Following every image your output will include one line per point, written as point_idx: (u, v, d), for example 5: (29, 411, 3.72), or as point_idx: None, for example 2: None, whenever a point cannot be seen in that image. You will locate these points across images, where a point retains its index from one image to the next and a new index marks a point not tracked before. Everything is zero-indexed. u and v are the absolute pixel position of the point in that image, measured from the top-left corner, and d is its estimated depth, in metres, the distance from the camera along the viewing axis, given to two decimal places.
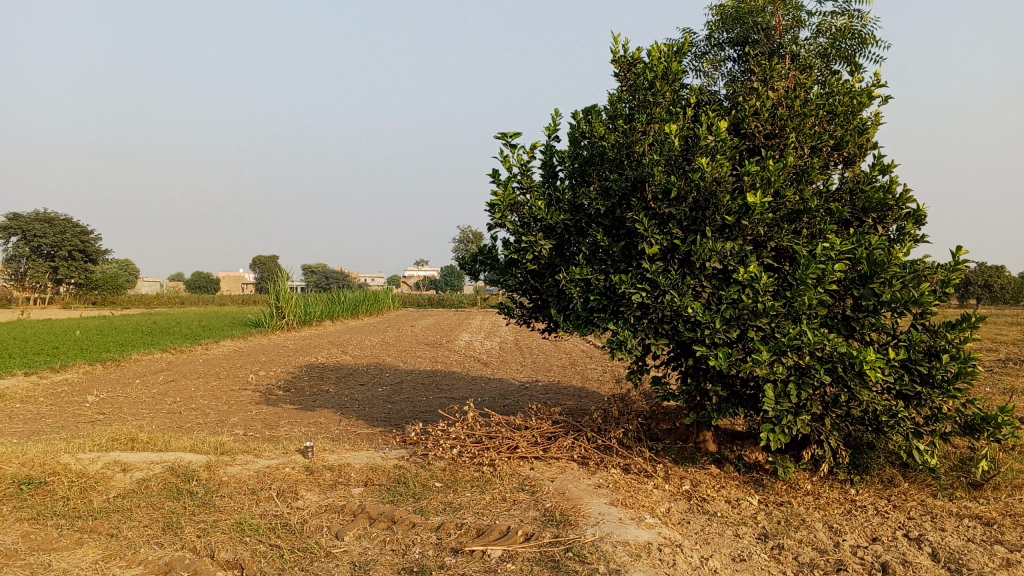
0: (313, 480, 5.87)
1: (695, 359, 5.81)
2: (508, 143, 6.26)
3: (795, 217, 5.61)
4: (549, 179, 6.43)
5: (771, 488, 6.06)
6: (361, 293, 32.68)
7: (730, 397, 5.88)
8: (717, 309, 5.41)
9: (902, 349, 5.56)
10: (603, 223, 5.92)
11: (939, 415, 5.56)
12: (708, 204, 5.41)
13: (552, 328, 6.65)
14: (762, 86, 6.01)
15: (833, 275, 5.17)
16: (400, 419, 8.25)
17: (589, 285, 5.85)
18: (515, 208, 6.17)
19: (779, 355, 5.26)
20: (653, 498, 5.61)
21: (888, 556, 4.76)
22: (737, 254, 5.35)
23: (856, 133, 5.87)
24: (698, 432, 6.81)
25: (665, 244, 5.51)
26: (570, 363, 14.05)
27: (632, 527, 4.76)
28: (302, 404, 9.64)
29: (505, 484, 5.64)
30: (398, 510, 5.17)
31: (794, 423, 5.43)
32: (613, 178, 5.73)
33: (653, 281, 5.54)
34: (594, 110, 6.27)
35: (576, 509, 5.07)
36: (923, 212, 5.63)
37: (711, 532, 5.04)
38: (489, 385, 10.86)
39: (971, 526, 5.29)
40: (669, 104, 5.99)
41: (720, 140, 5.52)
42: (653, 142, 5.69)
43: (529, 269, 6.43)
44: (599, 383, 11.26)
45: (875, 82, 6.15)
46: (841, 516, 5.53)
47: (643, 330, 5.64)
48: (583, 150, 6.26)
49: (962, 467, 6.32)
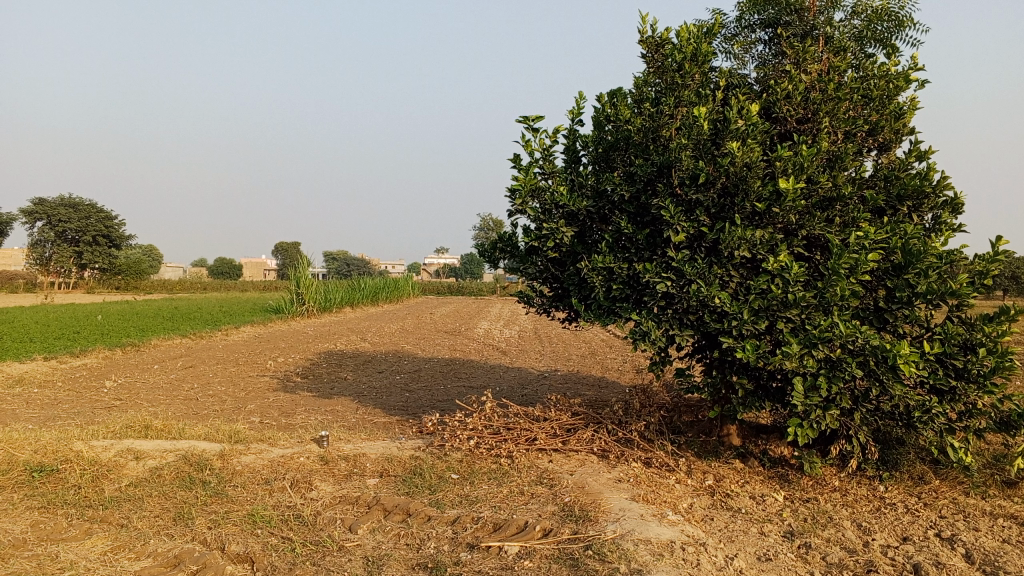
0: (327, 471, 5.77)
1: (721, 351, 5.63)
2: (530, 126, 6.08)
3: (827, 204, 5.42)
4: (572, 165, 6.25)
5: (797, 484, 5.88)
6: (380, 280, 32.65)
7: (756, 391, 5.69)
8: (745, 300, 5.22)
9: (937, 342, 5.35)
10: (627, 210, 5.73)
11: (974, 411, 5.35)
12: (737, 190, 5.22)
13: (572, 318, 6.50)
14: (794, 68, 5.79)
15: (866, 266, 4.99)
16: (418, 409, 8.13)
17: (612, 273, 5.68)
18: (536, 194, 6.01)
19: (810, 348, 5.08)
20: (675, 494, 5.44)
21: (920, 557, 4.57)
22: (767, 243, 5.16)
23: (892, 118, 5.66)
24: (721, 425, 6.64)
25: (691, 231, 5.33)
26: (590, 353, 13.91)
27: (654, 524, 4.60)
28: (320, 391, 9.55)
29: (522, 478, 5.50)
30: (413, 503, 5.04)
31: (822, 418, 5.25)
32: (638, 163, 5.54)
33: (678, 270, 5.36)
34: (619, 93, 6.07)
35: (595, 504, 4.92)
36: (961, 201, 5.42)
37: (735, 530, 4.88)
38: (508, 375, 10.74)
39: (1006, 526, 5.08)
40: (697, 87, 5.78)
41: (750, 124, 5.33)
42: (681, 126, 5.50)
43: (551, 257, 6.26)
44: (620, 374, 11.12)
45: (912, 65, 5.92)
46: (870, 515, 5.34)
47: (667, 321, 5.47)
48: (608, 134, 6.07)
49: (995, 464, 6.11)
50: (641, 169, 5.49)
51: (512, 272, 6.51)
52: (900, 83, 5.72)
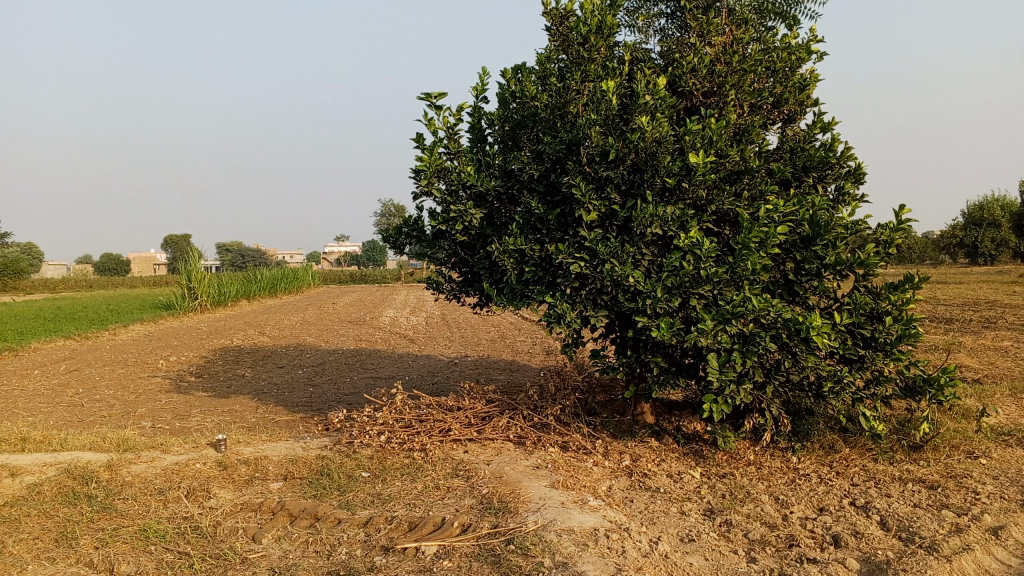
0: (227, 476, 5.39)
1: (635, 330, 5.53)
2: (433, 104, 5.76)
3: (735, 177, 5.37)
4: (478, 144, 6.01)
5: (712, 459, 5.86)
6: (277, 271, 31.61)
7: (671, 368, 5.62)
8: (658, 278, 5.11)
9: (846, 312, 5.38)
10: (536, 189, 5.53)
11: (881, 379, 5.45)
12: (647, 166, 5.13)
13: (483, 302, 6.29)
14: (698, 41, 5.73)
15: (776, 239, 4.97)
16: (323, 404, 7.77)
17: (524, 256, 5.49)
18: (442, 174, 5.73)
19: (723, 323, 5.01)
20: (594, 477, 5.32)
21: (839, 528, 4.57)
22: (678, 219, 5.08)
23: (796, 89, 5.68)
24: (636, 404, 6.56)
25: (603, 210, 5.20)
26: (500, 337, 13.77)
27: (575, 512, 4.44)
28: (217, 390, 9.05)
29: (437, 471, 5.27)
30: (322, 506, 4.75)
31: (737, 393, 5.20)
32: (546, 141, 5.36)
33: (592, 250, 5.21)
34: (524, 68, 5.86)
35: (514, 495, 4.73)
36: (863, 171, 5.48)
37: (656, 511, 4.77)
38: (417, 363, 10.48)
39: (916, 490, 5.17)
40: (603, 60, 5.62)
41: (658, 99, 5.20)
42: (588, 101, 5.34)
43: (460, 240, 6.01)
44: (531, 356, 11.03)
45: (813, 37, 5.94)
46: (786, 487, 5.34)
47: (581, 302, 5.33)
48: (514, 112, 5.87)
49: (901, 429, 6.26)
50: (550, 147, 5.31)
51: (420, 257, 6.21)
52: (802, 54, 5.74)
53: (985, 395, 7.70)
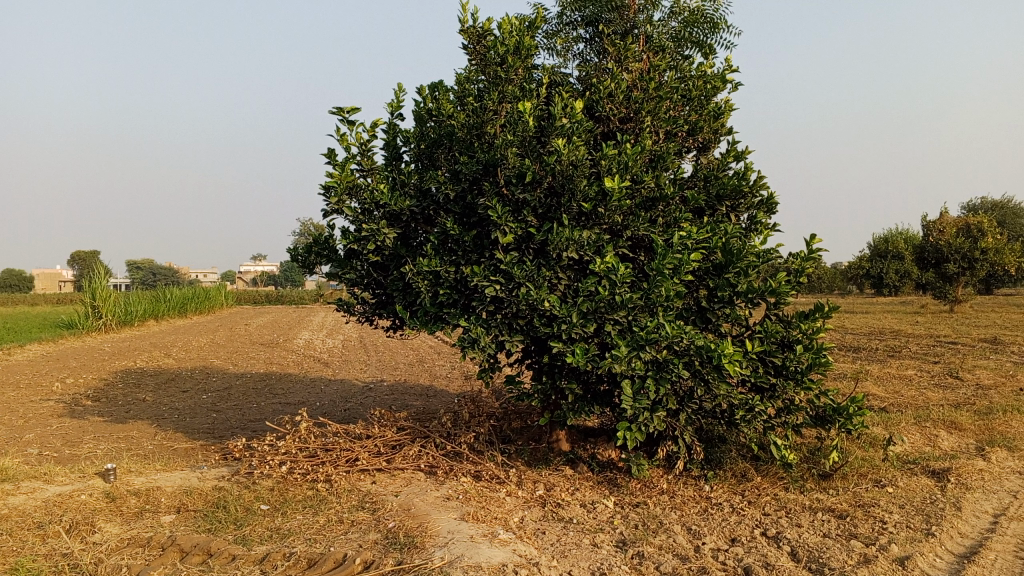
0: (114, 509, 5.02)
1: (551, 356, 5.42)
2: (345, 119, 5.54)
3: (650, 204, 5.35)
4: (393, 162, 5.81)
5: (626, 488, 5.78)
6: (190, 290, 30.58)
7: (586, 395, 5.53)
8: (573, 302, 5.02)
9: (758, 340, 5.39)
10: (452, 210, 5.42)
11: (791, 407, 5.49)
12: (563, 190, 5.05)
13: (397, 325, 6.07)
14: (616, 67, 5.73)
15: (689, 266, 4.95)
16: (227, 430, 7.41)
17: (438, 278, 5.32)
18: (354, 191, 5.47)
19: (638, 350, 4.92)
20: (506, 508, 5.16)
21: (750, 559, 4.52)
22: (594, 244, 5.02)
23: (710, 118, 5.73)
24: (551, 431, 6.43)
25: (519, 232, 5.09)
26: (417, 360, 13.54)
27: (484, 547, 4.27)
28: (113, 415, 8.54)
29: (342, 504, 5.03)
30: (216, 541, 4.45)
31: (650, 420, 5.12)
32: (463, 160, 5.24)
33: (507, 273, 5.08)
34: (441, 87, 5.72)
35: (422, 529, 4.54)
36: (775, 201, 5.53)
37: (568, 543, 4.65)
38: (329, 387, 10.16)
39: (825, 520, 5.19)
40: (522, 81, 5.53)
41: (575, 122, 5.14)
42: (505, 123, 5.26)
43: (373, 261, 5.76)
44: (448, 381, 10.84)
45: (727, 67, 6.01)
46: (699, 516, 5.29)
47: (496, 326, 5.19)
48: (430, 130, 5.71)
49: (810, 458, 6.31)
50: (466, 167, 5.19)
51: (330, 278, 5.92)
52: (717, 83, 5.77)
53: (890, 423, 7.88)
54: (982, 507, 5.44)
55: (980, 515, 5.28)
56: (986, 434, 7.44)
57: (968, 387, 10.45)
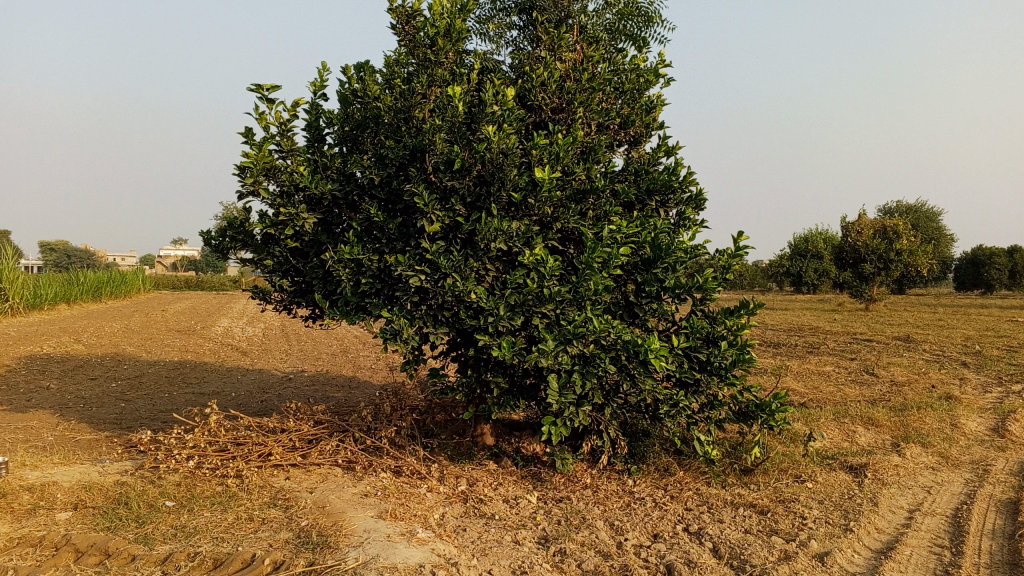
0: (4, 506, 4.68)
1: (476, 349, 5.29)
2: (264, 96, 5.24)
3: (580, 197, 5.26)
4: (314, 144, 5.54)
5: (549, 482, 5.68)
6: (105, 274, 29.44)
7: (511, 389, 5.41)
8: (501, 295, 4.88)
9: (684, 336, 5.36)
10: (377, 196, 5.23)
11: (715, 403, 5.48)
12: (493, 178, 4.92)
13: (316, 315, 5.84)
14: (549, 55, 5.60)
15: (618, 260, 4.85)
16: (134, 421, 7.05)
17: (360, 266, 5.09)
18: (271, 173, 5.18)
19: (565, 344, 4.82)
20: (426, 504, 5.01)
21: (672, 556, 4.46)
22: (523, 235, 4.91)
23: (643, 112, 5.68)
24: (475, 425, 6.29)
25: (446, 221, 4.93)
26: (341, 351, 13.26)
27: (401, 546, 4.10)
28: (11, 404, 8.05)
29: (253, 500, 4.80)
30: (115, 540, 4.18)
31: (575, 415, 5.02)
32: (389, 145, 5.05)
33: (433, 263, 4.91)
34: (367, 67, 5.49)
35: (336, 527, 4.35)
36: (704, 197, 5.50)
37: (489, 540, 4.52)
38: (247, 377, 9.83)
39: (747, 515, 5.19)
40: (452, 65, 5.38)
41: (506, 109, 4.99)
42: (435, 108, 5.08)
43: (292, 247, 5.49)
44: (372, 372, 10.62)
45: (660, 62, 5.96)
46: (621, 512, 5.22)
47: (420, 318, 5.02)
48: (355, 112, 5.46)
49: (733, 453, 6.33)
50: (392, 152, 5.00)
51: (245, 264, 5.61)
52: (650, 77, 5.71)
53: (811, 419, 8.00)
54: (898, 503, 5.52)
55: (897, 511, 5.35)
56: (902, 430, 7.61)
57: (883, 384, 10.73)
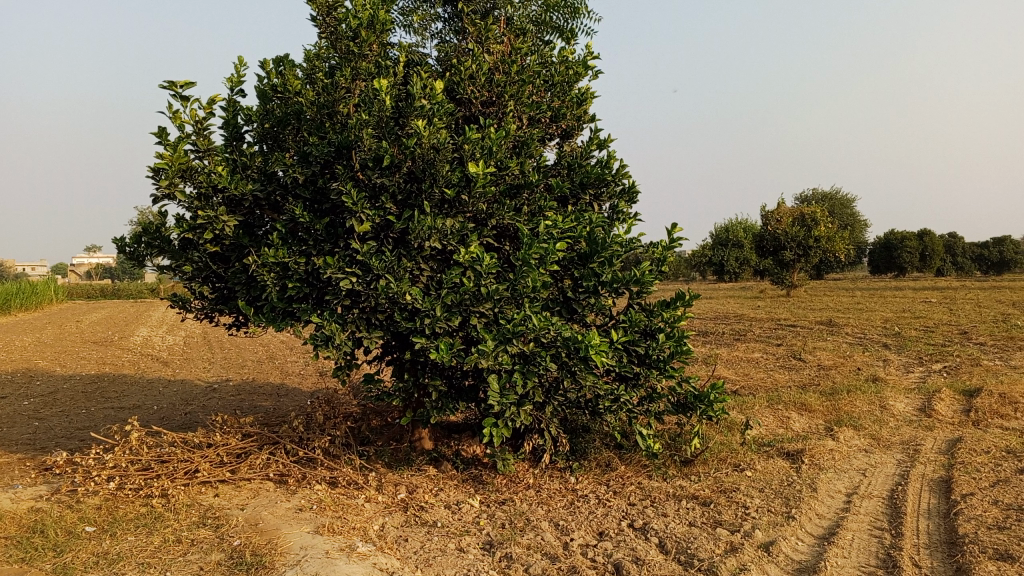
0: None
1: (412, 352, 5.13)
2: (177, 94, 4.96)
3: (514, 191, 5.15)
4: (233, 143, 5.29)
5: (491, 484, 5.57)
6: (15, 285, 28.11)
7: (449, 392, 5.27)
8: (436, 295, 4.73)
9: (622, 330, 5.31)
10: (302, 195, 5.01)
11: (654, 395, 5.45)
12: (424, 174, 4.77)
13: (240, 322, 5.60)
14: (477, 48, 5.48)
15: (556, 255, 4.76)
16: (49, 442, 6.65)
17: (286, 270, 4.86)
18: (188, 174, 4.90)
19: (504, 343, 4.70)
20: (365, 515, 4.84)
21: (619, 554, 4.39)
22: (458, 233, 4.78)
23: (573, 104, 5.61)
24: (412, 430, 6.13)
25: (377, 220, 4.75)
26: (267, 357, 12.85)
27: (341, 562, 3.93)
28: None
29: (181, 521, 4.55)
30: (30, 572, 3.88)
31: (517, 415, 4.90)
32: (313, 142, 4.85)
33: (364, 264, 4.73)
34: (287, 61, 5.27)
35: (271, 546, 4.14)
36: (637, 190, 5.47)
37: (432, 550, 4.38)
38: (170, 389, 9.43)
39: (690, 508, 5.17)
40: (376, 58, 5.21)
41: (436, 103, 4.84)
42: (359, 102, 4.92)
43: (212, 252, 5.23)
44: (302, 378, 10.32)
45: (589, 54, 5.89)
46: (566, 511, 5.14)
47: (352, 322, 4.84)
48: (275, 108, 5.23)
49: (672, 444, 6.32)
50: (316, 149, 4.79)
51: (163, 271, 5.32)
52: (579, 69, 5.64)
53: (745, 407, 8.08)
54: (836, 487, 5.58)
55: (835, 495, 5.41)
56: (833, 414, 7.74)
57: (810, 368, 10.97)
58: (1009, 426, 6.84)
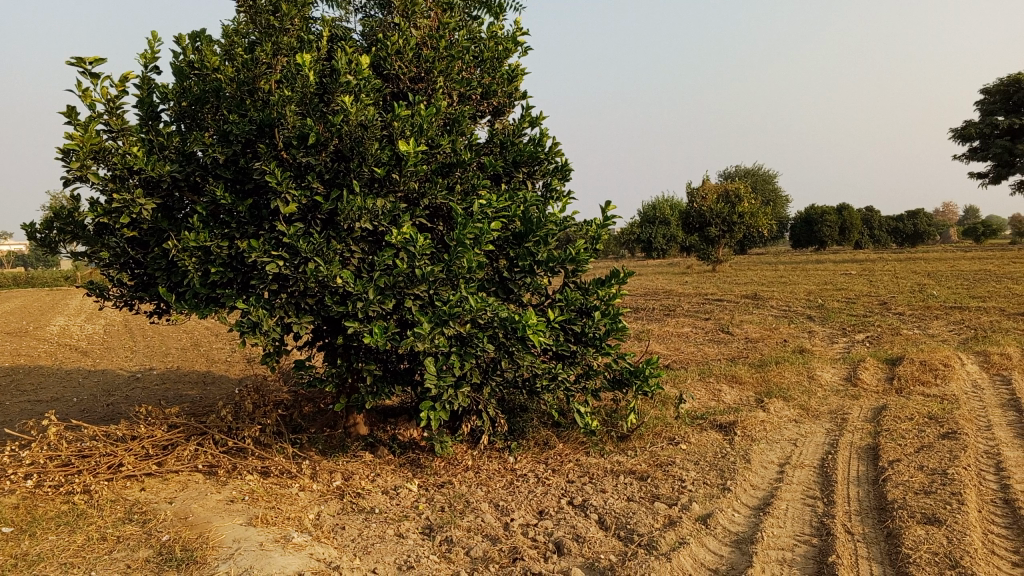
0: None
1: (344, 336, 5.01)
2: (87, 71, 4.68)
3: (447, 170, 5.06)
4: (149, 122, 5.05)
5: (429, 468, 5.50)
6: None
7: (384, 376, 5.17)
8: (369, 278, 4.61)
9: (559, 308, 5.28)
10: (223, 176, 4.82)
11: (590, 372, 5.46)
12: (353, 153, 4.63)
13: (162, 309, 5.39)
14: (403, 22, 5.34)
15: (490, 235, 4.70)
16: None
17: (209, 254, 4.67)
18: (100, 156, 4.64)
19: (440, 325, 4.61)
20: (299, 505, 4.72)
21: (560, 533, 4.38)
22: (389, 213, 4.66)
23: (504, 81, 5.54)
24: (347, 416, 6.01)
25: (304, 201, 4.59)
26: (192, 345, 12.47)
27: (276, 554, 3.80)
28: None
29: (105, 518, 4.35)
30: None
31: (454, 397, 4.83)
32: (234, 120, 4.64)
33: (292, 247, 4.57)
34: (204, 36, 5.04)
35: (202, 540, 3.99)
36: (569, 168, 5.45)
37: (370, 537, 4.29)
38: (88, 381, 9.05)
39: (628, 483, 5.19)
40: (299, 32, 5.05)
41: (362, 79, 4.70)
42: (282, 78, 4.71)
43: (130, 237, 4.99)
44: (229, 366, 10.04)
45: (518, 29, 5.80)
46: (505, 491, 5.11)
47: (281, 307, 4.68)
48: (193, 86, 5.00)
49: (609, 420, 6.34)
50: (238, 128, 4.59)
51: (77, 258, 5.06)
52: (509, 45, 5.57)
53: (678, 381, 8.18)
54: (768, 457, 5.69)
55: (768, 466, 5.51)
56: (762, 385, 7.89)
57: (739, 341, 11.18)
58: (929, 392, 7.09)
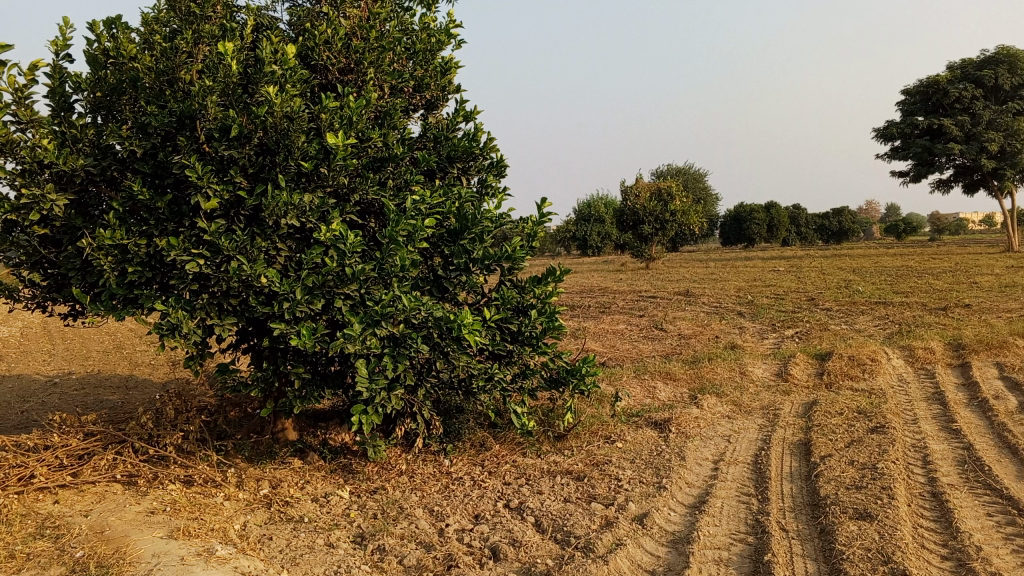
0: None
1: (271, 338, 4.83)
2: None
3: (378, 165, 4.92)
4: (61, 113, 4.78)
5: (362, 474, 5.36)
6: None
7: (314, 378, 5.01)
8: (296, 278, 4.45)
9: (495, 307, 5.18)
10: (141, 170, 4.59)
11: (527, 372, 5.39)
12: (278, 146, 4.45)
13: (78, 311, 5.10)
14: (331, 11, 5.18)
15: (423, 232, 4.59)
16: None
17: (126, 253, 4.43)
18: (7, 148, 4.36)
19: (372, 325, 4.48)
20: (225, 515, 4.53)
21: (496, 537, 4.29)
22: (317, 209, 4.51)
23: (437, 74, 5.44)
24: (275, 421, 5.82)
25: (226, 196, 4.39)
26: (114, 348, 11.99)
27: (198, 569, 3.62)
28: None
29: (13, 534, 4.10)
30: None
31: (387, 400, 4.70)
32: (152, 111, 4.42)
33: (213, 245, 4.38)
34: (119, 23, 4.80)
35: (118, 555, 3.78)
36: (504, 164, 5.38)
37: (299, 547, 4.14)
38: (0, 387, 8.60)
39: (565, 484, 5.14)
40: (222, 20, 4.84)
41: (287, 69, 4.54)
42: (203, 68, 4.49)
43: (42, 235, 4.72)
44: (152, 369, 9.67)
45: (450, 21, 5.70)
46: (440, 495, 5.00)
47: (203, 309, 4.49)
48: (109, 75, 4.75)
49: (546, 420, 6.29)
50: (156, 119, 4.36)
51: None
52: (442, 37, 5.46)
53: (614, 379, 8.19)
54: (703, 454, 5.71)
55: (703, 463, 5.53)
56: (696, 382, 7.95)
57: (673, 338, 11.28)
58: (858, 387, 7.24)
